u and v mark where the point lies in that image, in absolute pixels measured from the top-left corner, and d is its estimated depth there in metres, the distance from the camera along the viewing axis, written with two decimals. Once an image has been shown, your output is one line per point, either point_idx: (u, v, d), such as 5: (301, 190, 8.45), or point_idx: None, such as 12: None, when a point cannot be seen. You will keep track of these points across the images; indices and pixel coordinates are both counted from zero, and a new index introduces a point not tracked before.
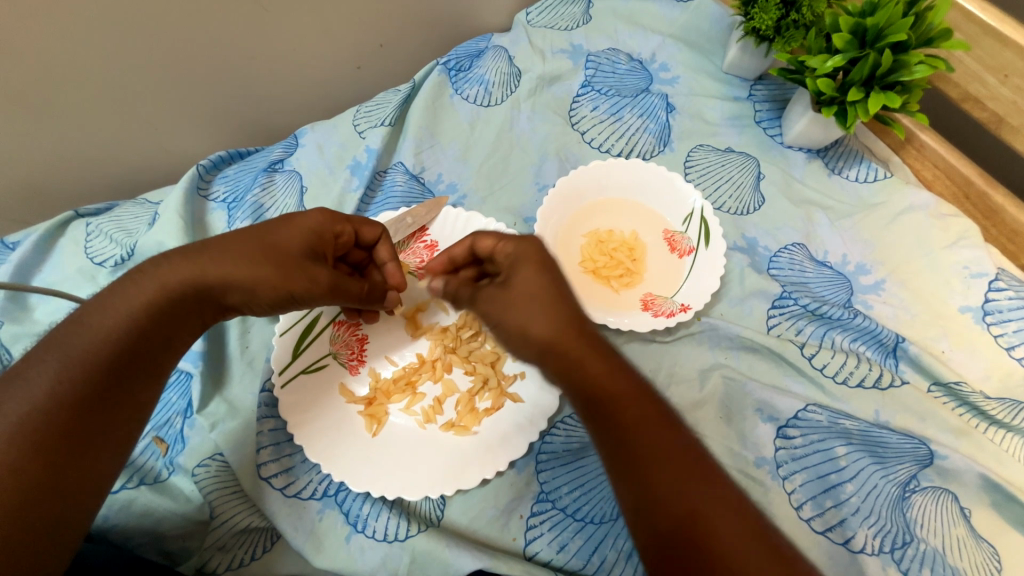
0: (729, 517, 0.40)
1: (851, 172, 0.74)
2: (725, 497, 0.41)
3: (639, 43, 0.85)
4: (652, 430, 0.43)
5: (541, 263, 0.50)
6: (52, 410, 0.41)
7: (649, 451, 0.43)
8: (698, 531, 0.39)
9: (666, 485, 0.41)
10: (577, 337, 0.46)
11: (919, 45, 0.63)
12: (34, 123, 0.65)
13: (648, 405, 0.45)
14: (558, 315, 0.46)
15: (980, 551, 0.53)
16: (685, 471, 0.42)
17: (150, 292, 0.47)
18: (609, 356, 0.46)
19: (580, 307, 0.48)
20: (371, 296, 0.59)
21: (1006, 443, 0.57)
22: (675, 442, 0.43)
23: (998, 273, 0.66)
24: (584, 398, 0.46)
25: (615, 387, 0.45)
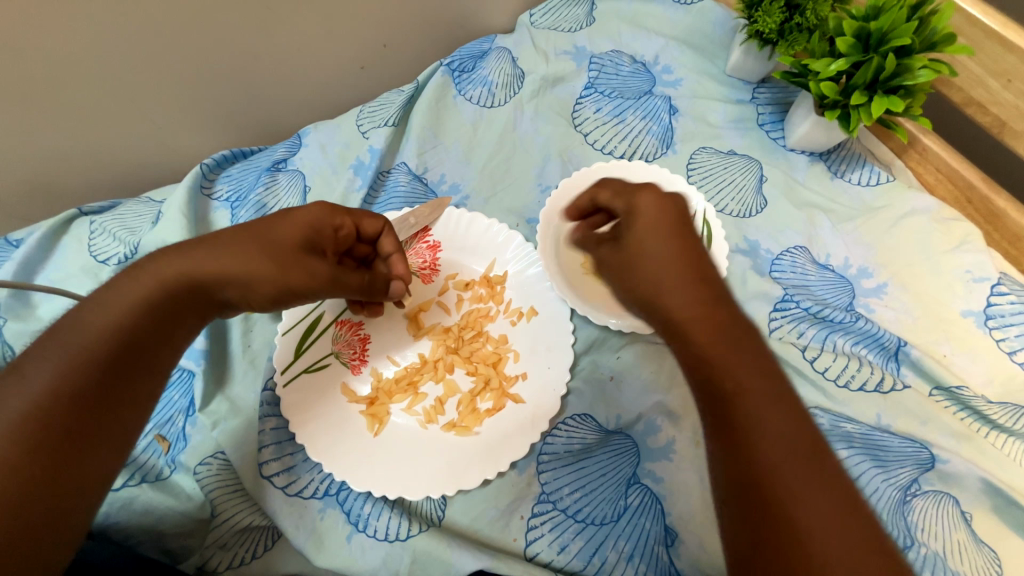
0: (818, 491, 0.34)
1: (854, 176, 0.74)
2: (834, 487, 0.35)
3: (642, 45, 0.85)
4: (765, 396, 0.38)
5: (671, 222, 0.45)
6: (53, 407, 0.41)
7: (761, 420, 0.37)
8: (789, 506, 0.34)
9: (768, 452, 0.36)
10: (701, 305, 0.42)
11: (922, 49, 0.63)
12: (39, 122, 0.65)
13: (761, 367, 0.39)
14: (685, 280, 0.43)
15: (981, 555, 0.53)
16: (793, 448, 0.36)
17: (146, 288, 0.47)
18: (728, 315, 0.41)
19: (712, 270, 0.44)
20: (374, 288, 0.60)
21: (1007, 447, 0.57)
22: (790, 417, 0.37)
23: (1000, 277, 0.66)
24: (689, 356, 0.41)
25: (726, 346, 0.40)
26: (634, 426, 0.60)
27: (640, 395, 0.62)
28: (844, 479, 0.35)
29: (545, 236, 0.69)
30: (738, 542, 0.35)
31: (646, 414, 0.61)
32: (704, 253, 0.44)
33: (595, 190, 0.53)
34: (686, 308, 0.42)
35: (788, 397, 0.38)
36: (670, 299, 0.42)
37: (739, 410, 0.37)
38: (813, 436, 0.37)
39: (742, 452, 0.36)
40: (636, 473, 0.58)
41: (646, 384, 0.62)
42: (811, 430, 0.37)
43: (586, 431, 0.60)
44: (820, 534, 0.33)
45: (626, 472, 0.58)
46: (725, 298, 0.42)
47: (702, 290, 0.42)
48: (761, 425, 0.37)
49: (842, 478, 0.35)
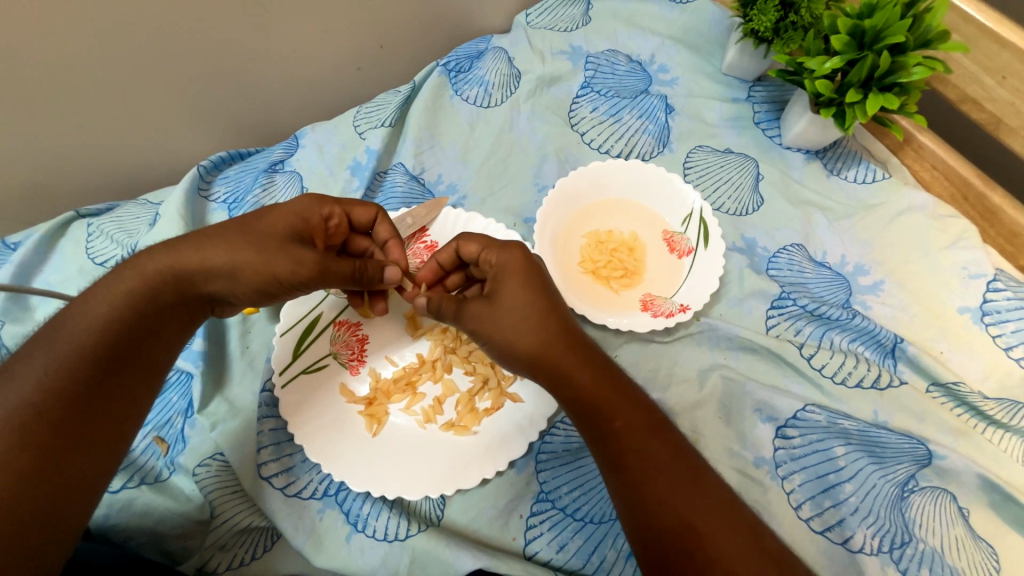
0: (702, 504, 0.44)
1: (850, 173, 0.74)
2: (717, 504, 0.44)
3: (638, 45, 0.85)
4: (647, 445, 0.47)
5: (526, 278, 0.52)
6: (41, 402, 0.42)
7: (647, 451, 0.46)
8: (698, 540, 0.43)
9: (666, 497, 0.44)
10: (559, 348, 0.49)
11: (917, 47, 0.63)
12: (36, 124, 0.65)
13: (639, 417, 0.48)
14: (541, 328, 0.49)
15: (979, 550, 0.53)
16: (681, 485, 0.45)
17: (130, 284, 0.48)
18: (591, 362, 0.49)
19: (565, 316, 0.51)
20: (366, 275, 0.55)
21: (1005, 443, 0.58)
22: (668, 454, 0.47)
23: (996, 274, 0.66)
24: (579, 407, 0.49)
25: (609, 404, 0.48)
26: None
27: None
28: (722, 492, 0.46)
29: (542, 236, 0.69)
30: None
31: None
32: (559, 304, 0.52)
33: (459, 243, 0.58)
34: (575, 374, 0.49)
35: (663, 433, 0.48)
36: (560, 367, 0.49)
37: (629, 464, 0.46)
38: (689, 462, 0.47)
39: (646, 503, 0.45)
40: None
41: (644, 383, 0.62)
42: (687, 458, 0.47)
43: None
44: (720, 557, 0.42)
45: None
46: (586, 347, 0.50)
47: (557, 338, 0.50)
48: (653, 474, 0.45)
49: (721, 491, 0.46)
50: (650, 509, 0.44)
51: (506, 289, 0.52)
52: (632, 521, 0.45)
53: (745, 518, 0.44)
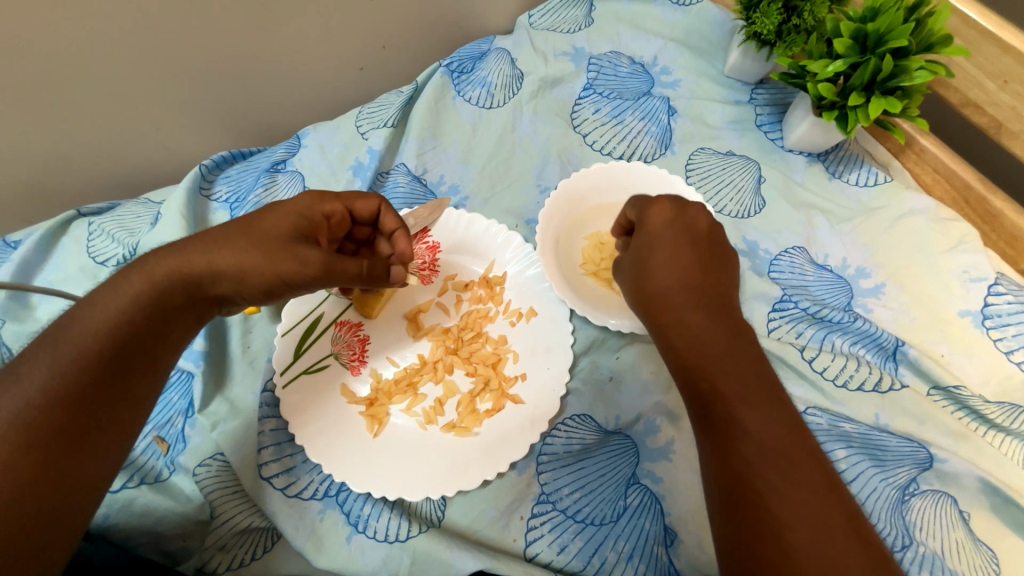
0: (788, 477, 0.42)
1: (852, 176, 0.74)
2: (809, 473, 0.42)
3: (641, 46, 0.85)
4: (753, 402, 0.46)
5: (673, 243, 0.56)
6: (46, 405, 0.41)
7: (741, 417, 0.45)
8: (772, 493, 0.41)
9: (757, 449, 0.43)
10: (680, 302, 0.53)
11: (919, 51, 0.63)
12: (37, 122, 0.65)
13: (740, 383, 0.47)
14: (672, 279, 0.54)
15: (979, 554, 0.53)
16: (776, 446, 0.43)
17: (138, 286, 0.48)
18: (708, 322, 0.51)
19: (702, 280, 0.54)
20: (374, 275, 0.53)
21: (1005, 447, 0.58)
22: (777, 418, 0.45)
23: (997, 278, 0.66)
24: (681, 359, 0.50)
25: (717, 358, 0.49)
26: (634, 427, 0.60)
27: (640, 395, 0.62)
28: (825, 469, 0.43)
29: (544, 237, 0.69)
30: (725, 525, 0.42)
31: (646, 413, 0.61)
32: (696, 272, 0.55)
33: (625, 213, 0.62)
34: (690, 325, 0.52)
35: (777, 402, 0.46)
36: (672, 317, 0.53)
37: (725, 412, 0.46)
38: (797, 431, 0.45)
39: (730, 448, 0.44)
40: (636, 473, 0.58)
41: (646, 385, 0.62)
42: (797, 429, 0.45)
43: (586, 432, 0.60)
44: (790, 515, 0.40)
45: (625, 472, 0.58)
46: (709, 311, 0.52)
47: (681, 293, 0.53)
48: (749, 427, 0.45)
49: (821, 468, 0.43)
50: (732, 455, 0.44)
51: (654, 247, 0.56)
52: (711, 465, 0.45)
53: (839, 497, 0.42)
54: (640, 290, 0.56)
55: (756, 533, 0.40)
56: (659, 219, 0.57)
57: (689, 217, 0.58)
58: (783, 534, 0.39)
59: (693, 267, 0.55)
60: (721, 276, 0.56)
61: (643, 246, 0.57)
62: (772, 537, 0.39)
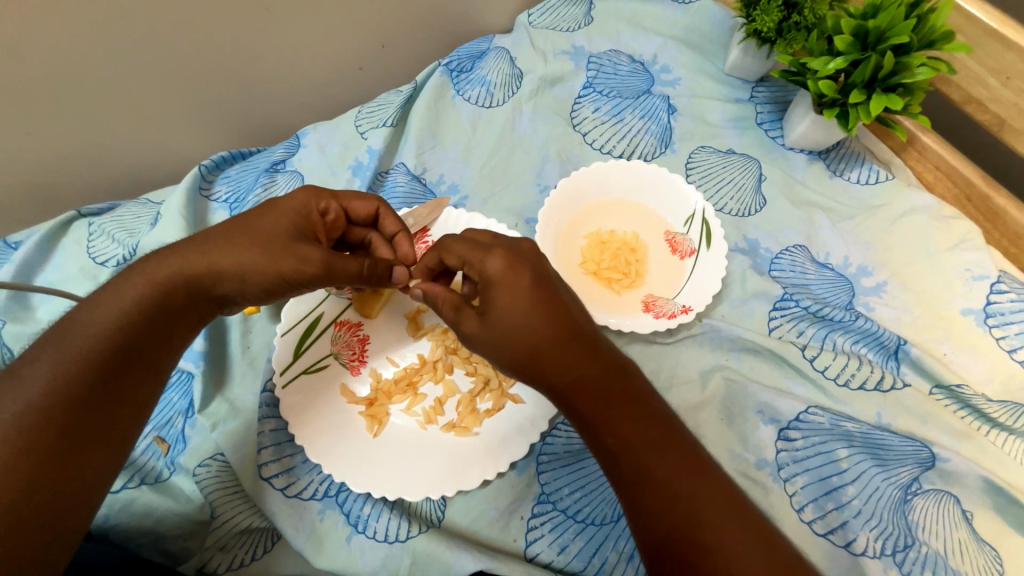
0: (711, 523, 0.40)
1: (853, 174, 0.74)
2: (722, 509, 0.41)
3: (641, 45, 0.85)
4: (652, 442, 0.43)
5: (524, 276, 0.45)
6: (47, 406, 0.41)
7: (650, 469, 0.42)
8: (702, 548, 0.40)
9: (671, 500, 0.41)
10: (558, 350, 0.44)
11: (921, 47, 0.63)
12: (38, 124, 0.65)
13: (639, 430, 0.43)
14: (542, 325, 0.44)
15: (982, 554, 0.53)
16: (686, 489, 0.42)
17: (139, 288, 0.48)
18: (591, 365, 0.44)
19: (568, 308, 0.46)
20: (374, 273, 0.54)
21: (1008, 446, 0.57)
22: (676, 454, 0.43)
23: (1000, 275, 0.66)
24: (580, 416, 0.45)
25: (612, 409, 0.44)
26: None
27: None
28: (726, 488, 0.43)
29: (544, 238, 0.69)
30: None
31: None
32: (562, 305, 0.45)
33: (441, 250, 0.51)
34: (575, 376, 0.44)
35: (670, 432, 0.44)
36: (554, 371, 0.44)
37: (636, 467, 0.43)
38: (699, 464, 0.43)
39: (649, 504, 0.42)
40: None
41: None
42: (695, 457, 0.43)
43: None
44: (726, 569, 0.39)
45: None
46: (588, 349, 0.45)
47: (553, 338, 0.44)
48: (660, 474, 0.42)
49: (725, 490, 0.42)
50: (657, 519, 0.41)
51: (508, 284, 0.45)
52: (635, 524, 0.43)
53: (758, 525, 0.41)
54: (510, 349, 0.45)
55: None
56: (501, 261, 0.46)
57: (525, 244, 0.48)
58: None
59: (553, 303, 0.45)
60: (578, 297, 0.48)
61: (504, 299, 0.45)
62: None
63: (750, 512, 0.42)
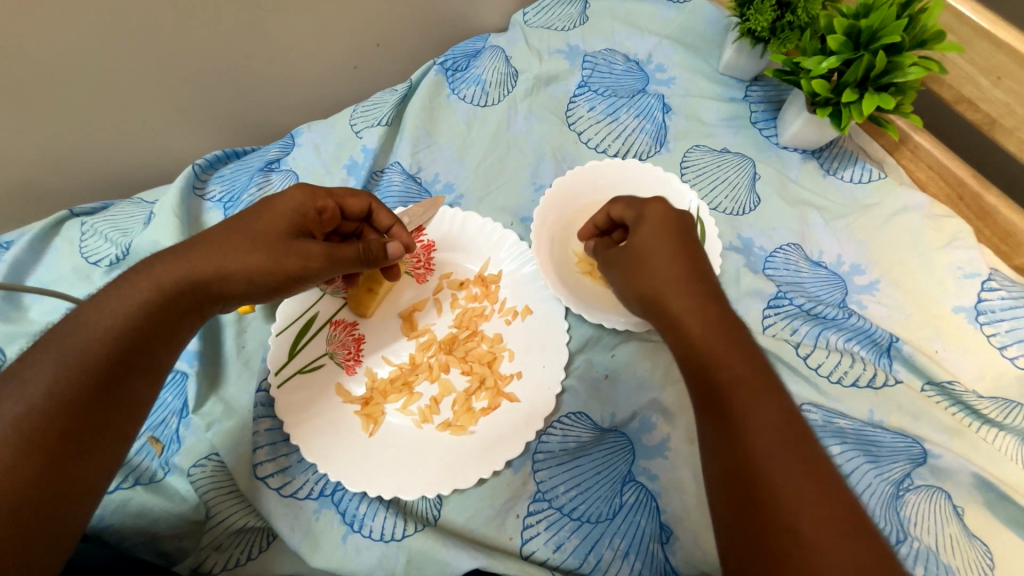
0: (805, 479, 0.40)
1: (846, 173, 0.75)
2: (821, 478, 0.40)
3: (635, 44, 0.85)
4: (760, 398, 0.44)
5: (662, 226, 0.54)
6: (48, 409, 0.41)
7: (753, 415, 0.43)
8: (798, 515, 0.38)
9: (758, 443, 0.42)
10: (687, 292, 0.50)
11: (912, 47, 0.64)
12: (29, 122, 0.65)
13: (759, 379, 0.45)
14: (673, 267, 0.52)
15: (973, 549, 0.53)
16: (786, 445, 0.41)
17: (145, 291, 0.47)
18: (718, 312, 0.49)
19: (699, 269, 0.52)
20: (372, 256, 0.56)
21: (999, 442, 0.58)
22: (775, 414, 0.43)
23: (990, 274, 0.66)
24: (692, 351, 0.48)
25: (729, 353, 0.46)
26: (629, 424, 0.60)
27: (635, 393, 0.62)
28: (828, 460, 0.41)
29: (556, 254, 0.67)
30: (737, 528, 0.41)
31: (641, 411, 0.61)
32: (696, 263, 0.53)
33: (608, 207, 0.61)
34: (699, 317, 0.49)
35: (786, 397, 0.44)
36: (673, 309, 0.50)
37: (735, 405, 0.44)
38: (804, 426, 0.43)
39: (736, 453, 0.42)
40: (631, 470, 0.58)
41: (641, 383, 0.62)
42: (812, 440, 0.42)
43: (581, 430, 0.60)
44: (810, 521, 0.38)
45: (621, 470, 0.58)
46: (718, 304, 0.50)
47: (691, 280, 0.51)
48: (755, 422, 0.43)
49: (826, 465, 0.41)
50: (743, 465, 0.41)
51: (646, 238, 0.54)
52: (720, 466, 0.43)
53: (854, 507, 0.39)
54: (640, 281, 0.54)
55: (770, 537, 0.38)
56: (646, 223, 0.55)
57: (687, 217, 0.56)
58: (797, 540, 0.37)
59: (689, 262, 0.52)
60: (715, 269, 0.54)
61: (643, 242, 0.55)
62: (788, 544, 0.38)
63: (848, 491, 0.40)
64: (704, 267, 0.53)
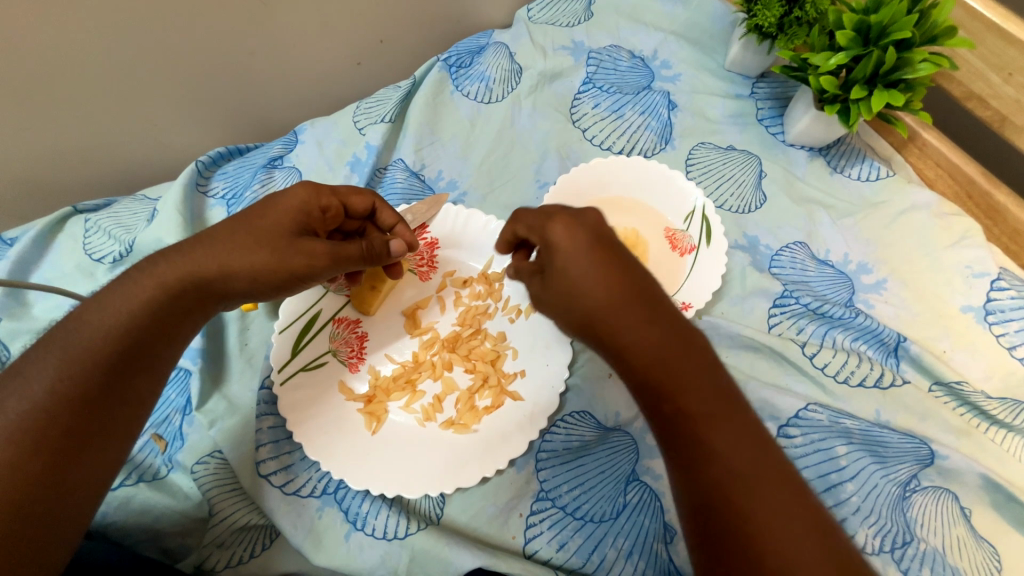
0: (772, 504, 0.36)
1: (853, 171, 0.74)
2: (788, 499, 0.37)
3: (641, 40, 0.84)
4: (712, 422, 0.39)
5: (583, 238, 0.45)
6: (52, 407, 0.41)
7: (712, 446, 0.38)
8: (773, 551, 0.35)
9: (729, 479, 0.37)
10: (621, 308, 0.43)
11: (923, 42, 0.62)
12: (33, 119, 0.65)
13: (705, 399, 0.40)
14: (603, 279, 0.43)
15: (981, 551, 0.53)
16: (744, 470, 0.37)
17: (148, 289, 0.47)
18: (658, 330, 0.42)
19: (628, 275, 0.44)
20: (374, 254, 0.55)
21: (1007, 443, 0.57)
22: (733, 434, 0.39)
23: (999, 273, 0.65)
24: (638, 379, 0.42)
25: (676, 381, 0.40)
26: (633, 423, 0.60)
27: None
28: (790, 473, 0.38)
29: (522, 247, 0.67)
30: None
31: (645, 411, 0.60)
32: (626, 272, 0.44)
33: (514, 223, 0.52)
34: (646, 339, 0.42)
35: (739, 413, 0.40)
36: (612, 333, 0.43)
37: (691, 437, 0.39)
38: (763, 443, 0.39)
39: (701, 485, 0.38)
40: (636, 469, 0.57)
41: None
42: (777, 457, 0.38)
43: (585, 429, 0.60)
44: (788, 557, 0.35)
45: (625, 469, 0.57)
46: (656, 317, 0.43)
47: (619, 295, 0.43)
48: (715, 452, 0.38)
49: (790, 478, 0.38)
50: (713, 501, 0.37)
51: (563, 253, 0.45)
52: (689, 506, 0.39)
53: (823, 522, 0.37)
54: (572, 309, 0.45)
55: None
56: (561, 239, 0.45)
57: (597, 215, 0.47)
58: None
59: (620, 272, 0.44)
60: (648, 272, 0.46)
61: (560, 259, 0.45)
62: None
63: (812, 500, 0.38)
64: (634, 274, 0.44)
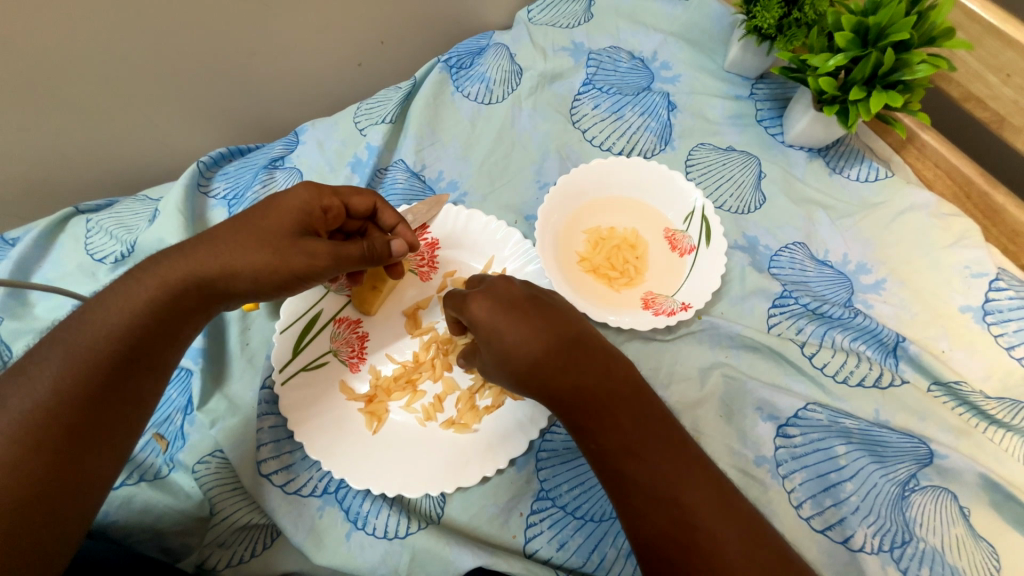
0: (701, 511, 0.42)
1: (852, 172, 0.74)
2: (714, 502, 0.43)
3: (640, 41, 0.84)
4: (637, 448, 0.45)
5: (502, 302, 0.51)
6: (54, 406, 0.41)
7: (642, 470, 0.44)
8: (708, 553, 0.40)
9: (660, 495, 0.43)
10: (547, 360, 0.48)
11: (921, 44, 0.63)
12: (35, 119, 0.65)
13: (632, 427, 0.46)
14: (526, 336, 0.49)
15: (979, 550, 0.53)
16: (670, 481, 0.43)
17: (149, 289, 0.47)
18: (581, 373, 0.48)
19: (549, 327, 0.50)
20: (375, 254, 0.55)
21: (1006, 443, 0.57)
22: (659, 451, 0.45)
23: (998, 273, 0.66)
24: (573, 418, 0.48)
25: (604, 418, 0.46)
26: None
27: None
28: (713, 476, 0.44)
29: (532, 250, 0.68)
30: None
31: None
32: (546, 323, 0.50)
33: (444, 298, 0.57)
34: (573, 383, 0.47)
35: (663, 430, 0.46)
36: (545, 384, 0.48)
37: (624, 467, 0.45)
38: (687, 457, 0.45)
39: (637, 507, 0.44)
40: None
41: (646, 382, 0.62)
42: (701, 468, 0.45)
43: None
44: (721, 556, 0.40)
45: None
46: (579, 360, 0.48)
47: (542, 347, 0.49)
48: (646, 475, 0.44)
49: (715, 481, 0.44)
50: (655, 522, 0.42)
51: (487, 317, 0.51)
52: (634, 529, 0.44)
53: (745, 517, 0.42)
54: (506, 367, 0.50)
55: None
56: (484, 308, 0.52)
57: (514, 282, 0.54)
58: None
59: (541, 326, 0.50)
60: (566, 316, 0.52)
61: (487, 325, 0.51)
62: None
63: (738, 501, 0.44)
64: (553, 324, 0.50)
